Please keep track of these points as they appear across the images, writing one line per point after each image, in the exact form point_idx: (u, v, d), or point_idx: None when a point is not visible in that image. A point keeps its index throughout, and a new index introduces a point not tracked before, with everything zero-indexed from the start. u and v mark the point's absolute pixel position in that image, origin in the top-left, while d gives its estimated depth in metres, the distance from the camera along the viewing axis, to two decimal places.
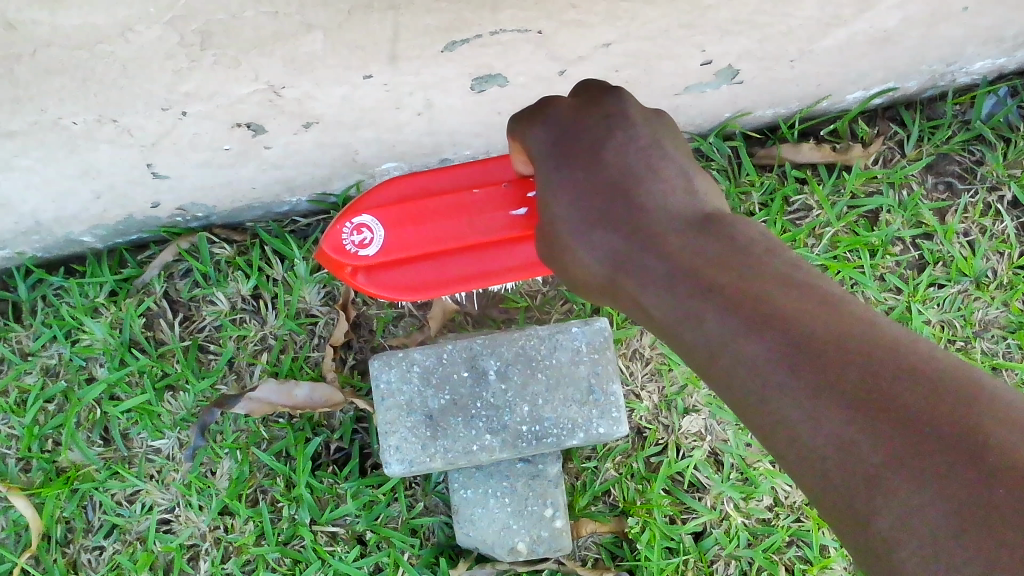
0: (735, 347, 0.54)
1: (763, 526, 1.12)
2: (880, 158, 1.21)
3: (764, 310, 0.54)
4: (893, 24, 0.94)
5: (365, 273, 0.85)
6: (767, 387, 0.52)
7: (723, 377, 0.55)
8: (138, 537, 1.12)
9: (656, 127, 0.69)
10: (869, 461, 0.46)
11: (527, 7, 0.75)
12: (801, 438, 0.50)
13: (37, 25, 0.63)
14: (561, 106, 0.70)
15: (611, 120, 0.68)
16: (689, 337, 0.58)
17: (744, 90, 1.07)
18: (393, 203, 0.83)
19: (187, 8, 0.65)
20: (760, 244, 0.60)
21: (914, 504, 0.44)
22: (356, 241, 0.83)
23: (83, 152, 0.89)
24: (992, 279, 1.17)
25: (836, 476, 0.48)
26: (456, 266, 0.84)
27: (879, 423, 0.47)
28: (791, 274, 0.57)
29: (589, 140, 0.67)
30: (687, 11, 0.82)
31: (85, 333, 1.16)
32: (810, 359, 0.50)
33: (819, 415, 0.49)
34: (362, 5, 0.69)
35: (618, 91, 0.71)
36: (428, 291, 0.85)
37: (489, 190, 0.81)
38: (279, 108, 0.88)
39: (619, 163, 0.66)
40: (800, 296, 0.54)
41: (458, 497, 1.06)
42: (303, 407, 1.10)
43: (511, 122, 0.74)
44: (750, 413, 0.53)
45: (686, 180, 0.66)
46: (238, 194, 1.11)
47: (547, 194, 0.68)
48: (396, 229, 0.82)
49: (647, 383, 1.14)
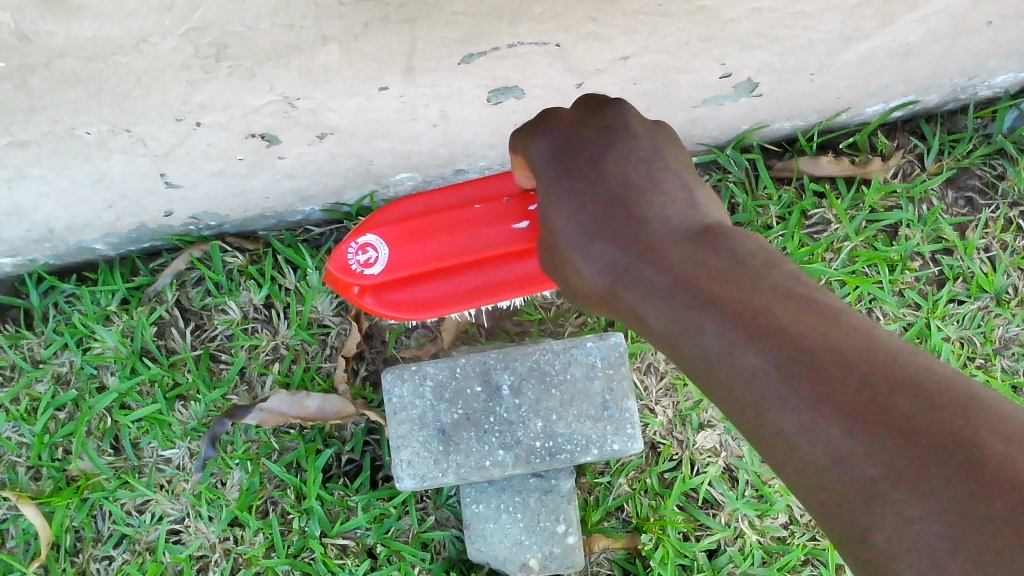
0: (732, 357, 0.52)
1: (778, 544, 1.11)
2: (899, 172, 1.20)
3: (761, 319, 0.52)
4: (915, 38, 0.92)
5: (373, 292, 0.85)
6: (764, 398, 0.50)
7: (720, 388, 0.53)
8: (147, 547, 1.11)
9: (655, 139, 0.68)
10: (866, 474, 0.44)
11: (546, 20, 0.74)
12: (798, 450, 0.48)
13: (50, 36, 0.63)
14: (563, 118, 0.69)
15: (610, 133, 0.67)
16: (685, 346, 0.56)
17: (763, 103, 1.06)
18: (397, 222, 0.82)
19: (203, 19, 0.64)
20: (758, 254, 0.58)
21: (912, 515, 0.42)
22: (361, 260, 0.83)
23: (96, 162, 0.88)
24: (1013, 295, 1.16)
25: (834, 490, 0.45)
26: (464, 282, 0.82)
27: (875, 436, 0.45)
28: (788, 284, 0.55)
29: (590, 150, 0.66)
30: (707, 24, 0.81)
31: (97, 341, 1.15)
32: (808, 372, 0.48)
33: (816, 427, 0.47)
34: (379, 17, 0.68)
35: (617, 104, 0.70)
36: (434, 309, 0.83)
37: (491, 206, 0.79)
38: (293, 119, 0.88)
39: (617, 173, 0.65)
40: (798, 307, 0.52)
41: (469, 511, 1.05)
42: (314, 419, 1.10)
43: (513, 137, 0.73)
44: (748, 426, 0.51)
45: (686, 190, 0.64)
46: (251, 204, 1.10)
47: (546, 202, 0.66)
48: (400, 248, 0.82)
49: (661, 398, 1.13)
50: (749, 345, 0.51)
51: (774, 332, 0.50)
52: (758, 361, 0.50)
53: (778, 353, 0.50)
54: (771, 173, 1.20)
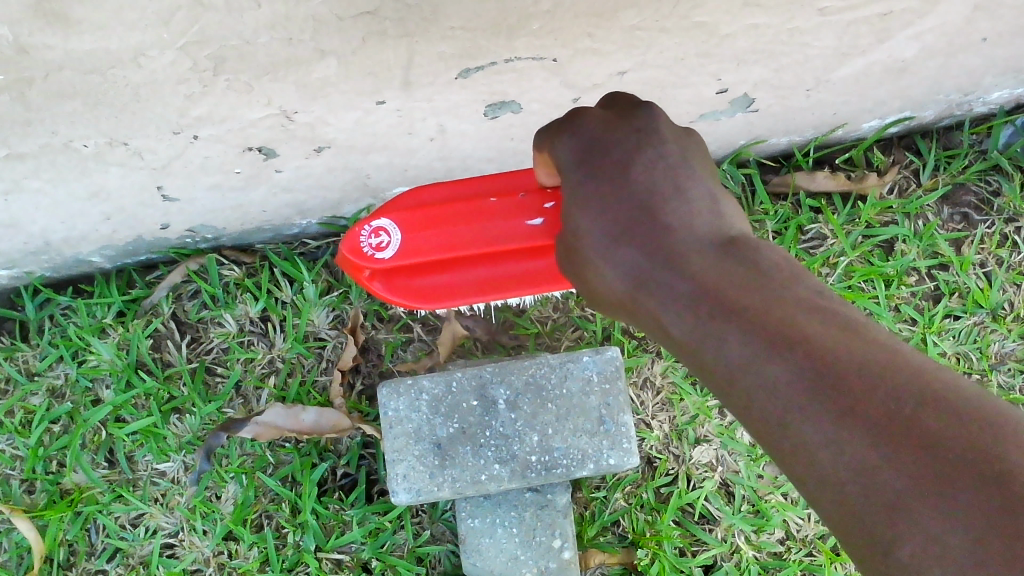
0: (756, 368, 0.52)
1: (774, 559, 1.10)
2: (895, 187, 1.20)
3: (789, 332, 0.51)
4: (911, 55, 0.93)
5: (382, 278, 0.83)
6: (788, 411, 0.49)
7: (741, 398, 0.53)
8: (141, 561, 1.11)
9: (684, 143, 0.66)
10: (892, 489, 0.44)
11: (544, 35, 0.74)
12: (821, 463, 0.47)
13: (49, 50, 0.63)
14: (592, 117, 0.67)
15: (640, 135, 0.65)
16: (707, 357, 0.55)
17: (759, 118, 1.06)
18: (413, 209, 0.80)
19: (201, 33, 0.65)
20: (782, 267, 0.57)
21: (939, 532, 0.42)
22: (372, 244, 0.80)
23: (93, 174, 0.89)
24: (1009, 311, 1.16)
25: (860, 504, 0.45)
26: (476, 273, 0.81)
27: (902, 451, 0.45)
28: (815, 298, 0.54)
29: (618, 153, 0.64)
30: (704, 40, 0.81)
31: (92, 354, 1.15)
32: (835, 385, 0.48)
33: (841, 441, 0.47)
34: (376, 31, 0.68)
35: (647, 105, 0.68)
36: (443, 299, 0.82)
37: (507, 200, 0.78)
38: (291, 133, 0.88)
39: (644, 177, 0.63)
40: (824, 321, 0.52)
41: (465, 526, 1.04)
42: (310, 432, 1.09)
43: (539, 134, 0.71)
44: (768, 438, 0.51)
45: (711, 199, 0.63)
46: (248, 217, 1.11)
47: (571, 205, 0.65)
48: (414, 234, 0.79)
49: (657, 413, 1.13)
50: (774, 357, 0.51)
51: (800, 344, 0.50)
52: (783, 373, 0.50)
53: (805, 364, 0.49)
54: (767, 188, 1.21)
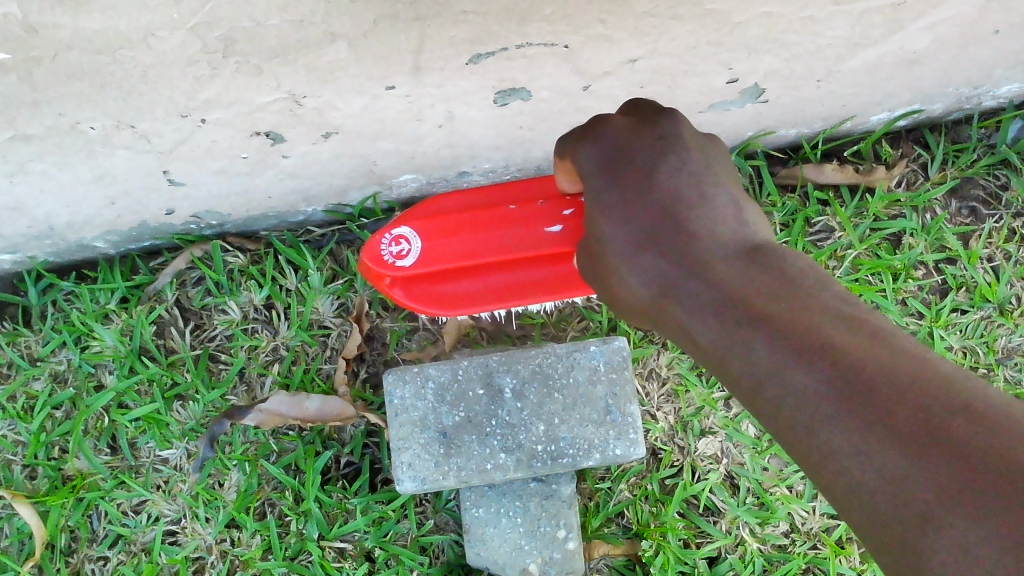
0: (783, 377, 0.52)
1: (779, 552, 1.10)
2: (903, 181, 1.20)
3: (816, 341, 0.51)
4: (922, 46, 0.92)
5: (403, 284, 0.84)
6: (815, 418, 0.49)
7: (769, 407, 0.53)
8: (143, 548, 1.10)
9: (708, 153, 0.66)
10: (921, 497, 0.43)
11: (556, 20, 0.73)
12: (849, 471, 0.47)
13: (58, 29, 0.62)
14: (615, 125, 0.68)
15: (663, 143, 0.65)
16: (734, 365, 0.55)
17: (768, 109, 1.06)
18: (432, 217, 0.82)
19: (212, 13, 0.64)
20: (809, 276, 0.57)
21: (969, 540, 0.41)
22: (393, 252, 0.82)
23: (99, 157, 0.88)
24: (1016, 305, 1.16)
25: (888, 511, 0.45)
26: (495, 279, 0.83)
27: (930, 459, 0.44)
28: (843, 308, 0.54)
29: (641, 160, 0.65)
30: (716, 28, 0.81)
31: (95, 340, 1.15)
32: (863, 394, 0.47)
33: (869, 450, 0.46)
34: (388, 14, 0.68)
35: (671, 112, 0.68)
36: (462, 306, 0.84)
37: (526, 207, 0.79)
38: (299, 117, 0.87)
39: (668, 185, 0.63)
40: (852, 330, 0.51)
41: (469, 515, 1.04)
42: (314, 420, 1.09)
43: (562, 141, 0.72)
44: (798, 448, 0.51)
45: (736, 209, 0.63)
46: (253, 203, 1.10)
47: (596, 212, 0.66)
48: (433, 242, 0.81)
49: (663, 404, 1.13)
50: (801, 365, 0.51)
51: (828, 352, 0.50)
52: (809, 381, 0.50)
53: (832, 372, 0.49)
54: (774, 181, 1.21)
